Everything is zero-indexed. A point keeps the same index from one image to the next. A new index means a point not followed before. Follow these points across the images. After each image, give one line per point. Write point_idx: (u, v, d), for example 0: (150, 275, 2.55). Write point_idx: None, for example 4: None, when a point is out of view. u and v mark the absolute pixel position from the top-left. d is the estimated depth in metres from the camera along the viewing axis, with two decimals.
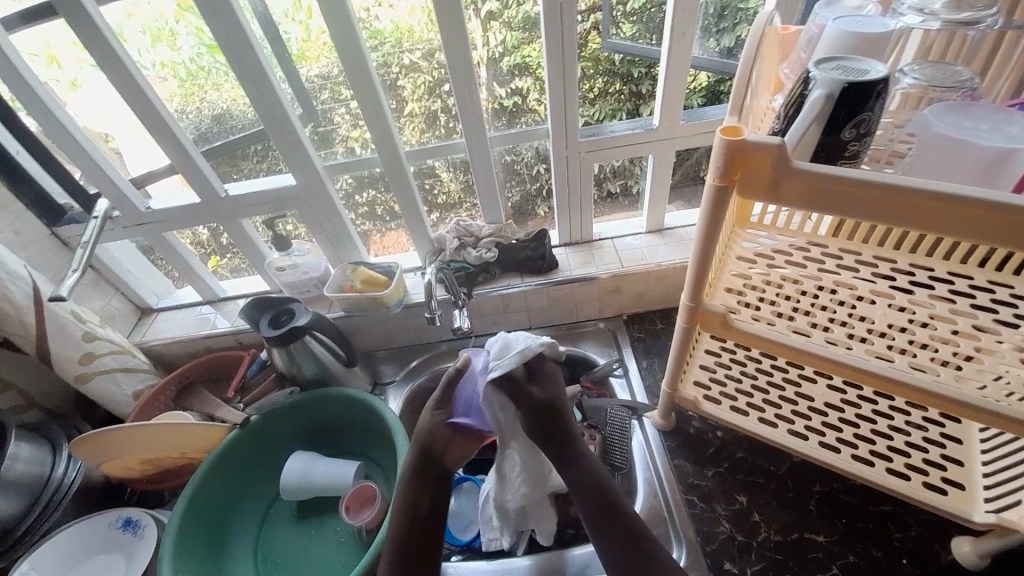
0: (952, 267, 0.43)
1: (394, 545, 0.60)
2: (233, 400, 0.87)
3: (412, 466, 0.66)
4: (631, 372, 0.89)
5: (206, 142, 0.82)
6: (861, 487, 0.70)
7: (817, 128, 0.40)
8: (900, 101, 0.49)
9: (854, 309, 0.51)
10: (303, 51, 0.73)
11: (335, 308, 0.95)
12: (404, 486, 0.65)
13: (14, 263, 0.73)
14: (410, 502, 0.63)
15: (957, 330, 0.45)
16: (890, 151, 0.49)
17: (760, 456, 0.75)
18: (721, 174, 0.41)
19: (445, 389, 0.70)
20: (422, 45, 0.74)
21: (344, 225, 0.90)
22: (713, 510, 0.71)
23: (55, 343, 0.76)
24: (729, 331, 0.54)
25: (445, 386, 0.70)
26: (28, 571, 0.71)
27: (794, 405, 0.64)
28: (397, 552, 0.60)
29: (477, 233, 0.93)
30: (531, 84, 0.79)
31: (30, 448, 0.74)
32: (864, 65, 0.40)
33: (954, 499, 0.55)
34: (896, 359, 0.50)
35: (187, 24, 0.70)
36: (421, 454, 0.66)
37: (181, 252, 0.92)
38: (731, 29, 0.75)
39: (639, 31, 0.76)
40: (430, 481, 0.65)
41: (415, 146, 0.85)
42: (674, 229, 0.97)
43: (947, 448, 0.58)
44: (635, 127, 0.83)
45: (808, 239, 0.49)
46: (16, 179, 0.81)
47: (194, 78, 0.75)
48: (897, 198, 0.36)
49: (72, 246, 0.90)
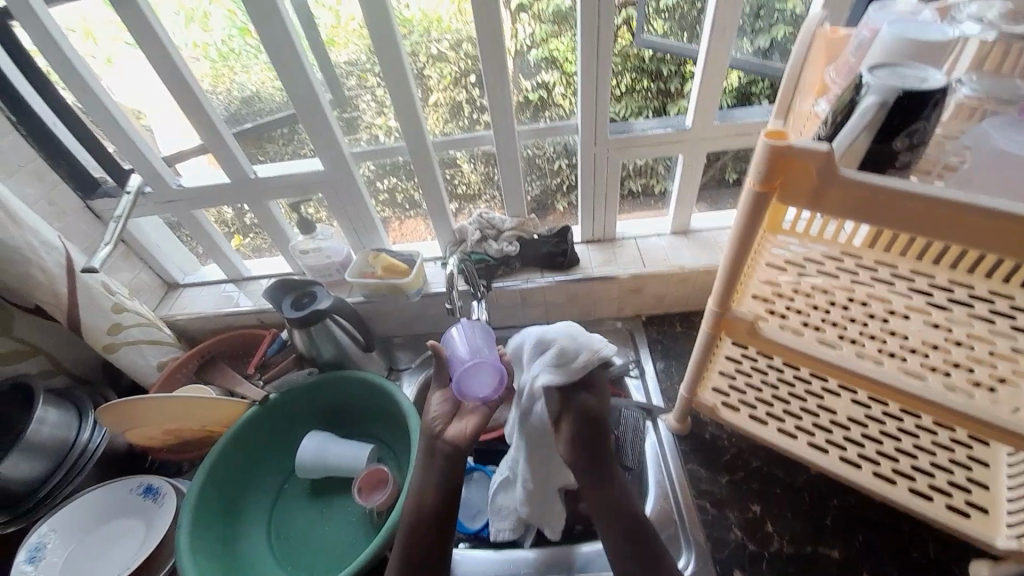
0: (992, 285, 0.42)
1: (408, 532, 0.61)
2: (254, 376, 0.89)
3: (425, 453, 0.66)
4: (647, 374, 0.89)
5: (236, 123, 0.83)
6: (880, 505, 0.69)
7: (868, 136, 0.39)
8: (954, 110, 0.48)
9: (885, 324, 0.50)
10: (332, 37, 0.74)
11: (355, 293, 0.96)
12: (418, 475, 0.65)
13: (48, 233, 0.75)
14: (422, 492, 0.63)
15: (994, 351, 0.44)
16: (942, 164, 0.46)
17: (777, 466, 0.74)
18: (761, 179, 0.40)
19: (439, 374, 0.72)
20: (450, 34, 0.73)
21: (367, 211, 0.91)
22: (725, 517, 0.70)
23: (86, 313, 0.79)
24: (757, 339, 0.54)
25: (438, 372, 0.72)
26: (48, 532, 0.74)
27: (816, 418, 0.63)
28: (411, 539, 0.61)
29: (499, 225, 0.92)
30: (558, 78, 0.78)
31: (58, 413, 0.77)
32: (923, 73, 0.39)
33: (976, 523, 0.54)
34: (927, 379, 0.48)
35: (219, 6, 0.70)
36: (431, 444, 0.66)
37: (207, 229, 0.94)
38: (767, 30, 0.73)
39: (670, 29, 0.75)
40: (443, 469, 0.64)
41: (439, 135, 0.85)
42: (699, 233, 0.95)
43: (972, 471, 0.56)
44: (665, 126, 0.81)
45: (842, 249, 0.48)
46: (53, 151, 0.83)
47: (225, 60, 0.75)
48: (948, 213, 0.35)
49: (104, 219, 0.92)
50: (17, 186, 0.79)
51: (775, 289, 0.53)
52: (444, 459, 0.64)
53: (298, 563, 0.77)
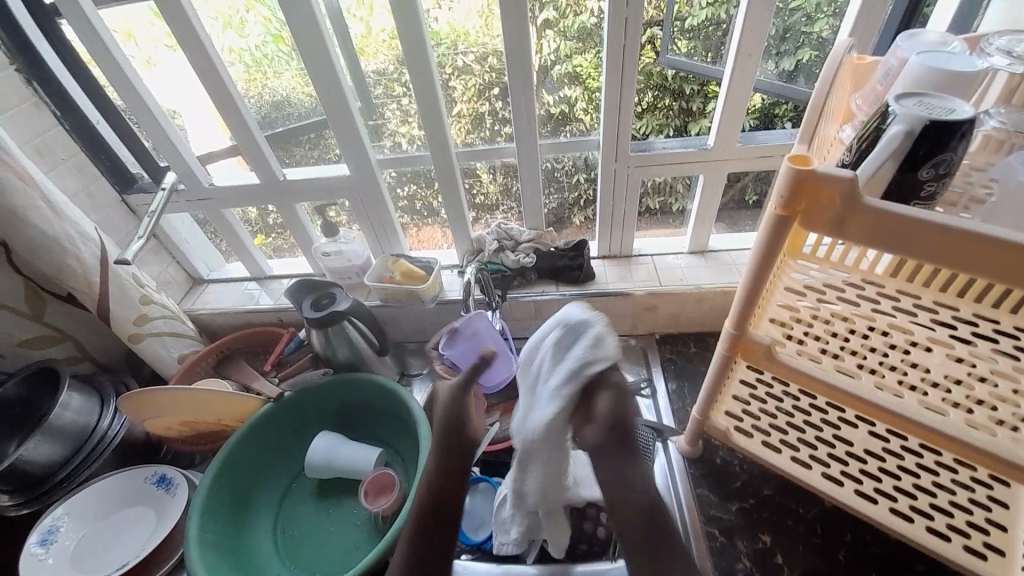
0: (1018, 322, 0.40)
1: (410, 547, 0.50)
2: (269, 374, 0.91)
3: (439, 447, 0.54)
4: (659, 394, 0.88)
5: (268, 127, 0.86)
6: (895, 542, 0.67)
7: (894, 164, 0.38)
8: (980, 143, 0.47)
9: (906, 356, 0.49)
10: (363, 46, 0.76)
11: (373, 296, 0.97)
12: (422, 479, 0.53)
13: (86, 224, 0.78)
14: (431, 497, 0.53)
15: (1018, 390, 0.43)
16: (968, 197, 0.45)
17: (790, 497, 0.73)
18: (783, 204, 0.40)
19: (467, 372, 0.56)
20: (477, 48, 0.76)
21: (390, 218, 0.93)
22: (733, 546, 0.69)
23: (115, 302, 0.81)
24: (773, 363, 0.54)
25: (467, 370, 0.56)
26: (61, 516, 0.76)
27: (830, 448, 0.62)
28: (413, 555, 0.50)
29: (516, 237, 0.93)
30: (580, 94, 0.79)
31: (82, 398, 0.79)
32: (950, 104, 0.39)
33: (994, 566, 0.52)
34: (949, 414, 0.47)
35: (256, 14, 0.73)
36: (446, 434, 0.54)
37: (233, 227, 0.97)
38: (792, 53, 0.74)
39: (694, 48, 0.76)
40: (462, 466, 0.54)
41: (462, 145, 0.86)
42: (717, 253, 0.95)
43: (992, 512, 0.55)
44: (687, 146, 0.82)
45: (863, 276, 0.46)
46: (95, 148, 0.88)
47: (259, 65, 0.79)
48: (970, 245, 0.34)
49: (138, 213, 0.96)
50: (59, 178, 0.83)
51: (794, 314, 0.53)
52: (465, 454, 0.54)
53: (301, 562, 0.77)
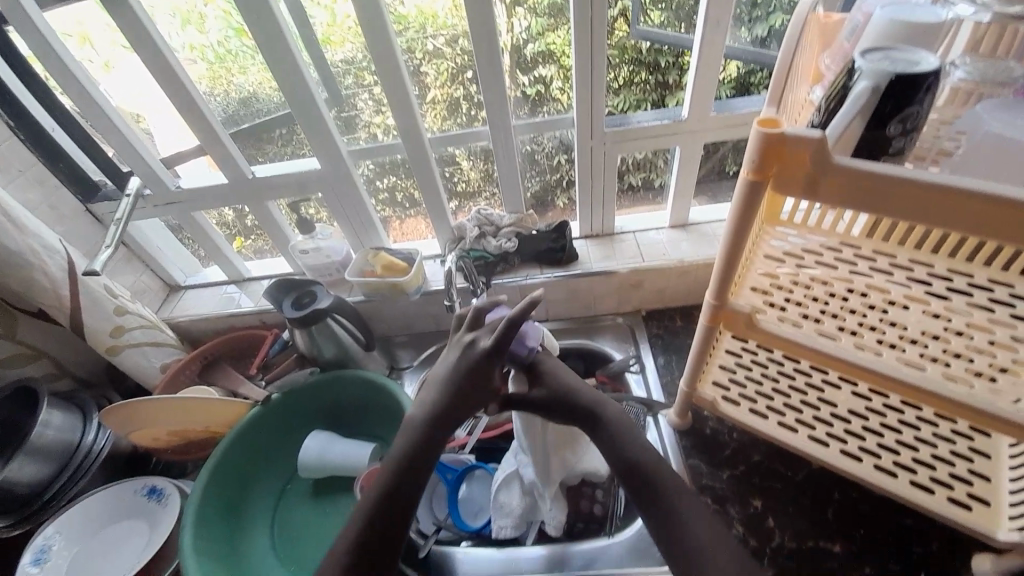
0: (992, 273, 0.42)
1: (399, 465, 0.57)
2: (255, 377, 0.89)
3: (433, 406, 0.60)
4: (648, 368, 0.89)
5: (234, 124, 0.83)
6: (881, 498, 0.69)
7: (861, 123, 0.38)
8: (948, 95, 0.47)
9: (885, 315, 0.50)
10: (328, 35, 0.74)
11: (355, 292, 0.96)
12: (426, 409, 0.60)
13: (49, 236, 0.75)
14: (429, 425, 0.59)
15: (994, 341, 0.44)
16: (936, 150, 0.46)
17: (777, 461, 0.74)
18: (755, 169, 0.40)
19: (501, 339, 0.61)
20: (446, 30, 0.73)
21: (368, 212, 0.91)
22: (726, 512, 0.70)
23: (89, 315, 0.79)
24: (754, 331, 0.53)
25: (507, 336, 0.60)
26: (53, 535, 0.75)
27: (817, 410, 0.63)
28: (401, 473, 0.56)
29: (497, 222, 0.92)
30: (555, 73, 0.78)
31: (62, 415, 0.77)
32: (914, 56, 0.38)
33: (977, 515, 0.53)
34: (926, 367, 0.48)
35: (215, 7, 0.70)
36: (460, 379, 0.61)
37: (208, 231, 0.94)
38: (764, 18, 0.73)
39: (668, 19, 0.75)
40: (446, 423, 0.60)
41: (437, 132, 0.84)
42: (698, 225, 0.95)
43: (974, 463, 0.56)
44: (662, 118, 0.81)
45: (841, 239, 0.48)
46: (52, 157, 0.84)
47: (222, 61, 0.76)
48: (941, 198, 0.34)
49: (105, 223, 0.93)
50: (18, 191, 0.80)
51: (775, 282, 0.53)
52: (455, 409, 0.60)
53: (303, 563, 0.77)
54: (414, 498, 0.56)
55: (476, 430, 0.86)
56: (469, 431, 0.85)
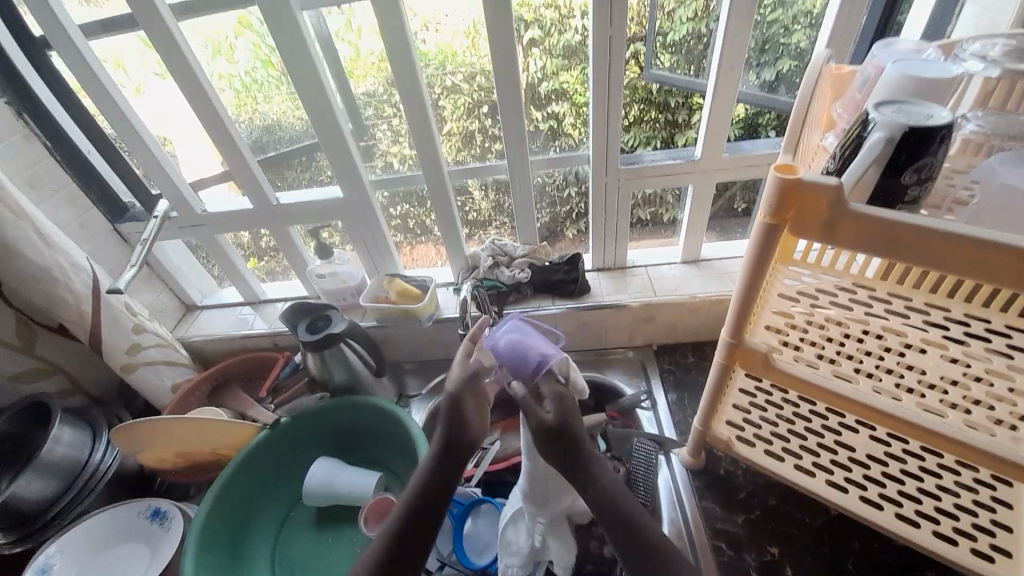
0: (1009, 319, 0.41)
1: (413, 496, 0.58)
2: (264, 401, 0.89)
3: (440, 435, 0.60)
4: (660, 407, 0.87)
5: (261, 151, 0.86)
6: (904, 548, 0.66)
7: (876, 171, 0.39)
8: (960, 146, 0.49)
9: (902, 358, 0.49)
10: (352, 69, 0.77)
11: (368, 316, 0.97)
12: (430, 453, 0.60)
13: (77, 254, 0.78)
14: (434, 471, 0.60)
15: (1014, 388, 0.44)
16: (951, 199, 0.46)
17: (794, 506, 0.72)
18: (772, 212, 0.41)
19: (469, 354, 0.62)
20: (464, 67, 0.77)
21: (384, 239, 0.93)
22: (741, 559, 0.68)
23: (109, 334, 0.81)
24: (772, 371, 0.54)
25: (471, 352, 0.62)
26: (54, 553, 0.74)
27: (833, 454, 0.61)
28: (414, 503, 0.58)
29: (511, 252, 0.94)
30: (567, 109, 0.81)
31: (73, 431, 0.77)
32: (928, 109, 0.40)
33: (1002, 568, 0.52)
34: (948, 415, 0.48)
35: (245, 40, 0.75)
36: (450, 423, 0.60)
37: (228, 253, 0.97)
38: (772, 64, 0.76)
39: (677, 62, 0.78)
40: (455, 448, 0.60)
41: (454, 164, 0.87)
42: (709, 261, 0.96)
43: (998, 513, 0.54)
44: (676, 158, 0.83)
45: (854, 281, 0.46)
46: (87, 177, 0.88)
47: (249, 90, 0.80)
48: (961, 246, 0.35)
49: (131, 242, 0.96)
50: (51, 209, 0.83)
51: (788, 322, 0.53)
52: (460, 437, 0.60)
53: None
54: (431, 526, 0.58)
55: (483, 463, 0.85)
56: (476, 463, 0.84)
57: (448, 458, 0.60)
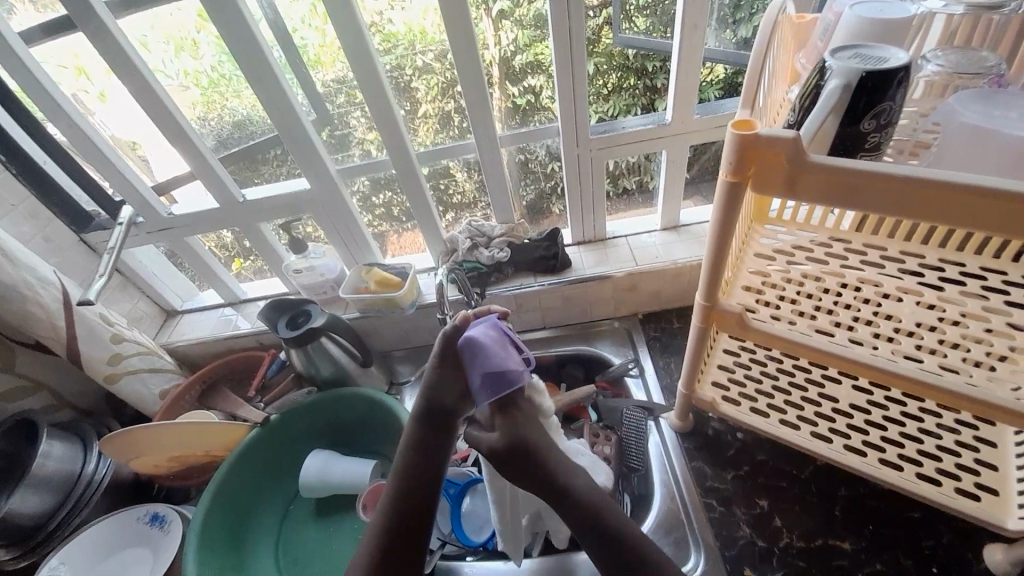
0: (984, 262, 0.41)
1: (401, 483, 0.59)
2: (254, 399, 0.88)
3: (421, 425, 0.61)
4: (647, 372, 0.88)
5: (225, 148, 0.84)
6: (888, 491, 0.68)
7: (835, 119, 0.38)
8: (925, 88, 0.47)
9: (878, 308, 0.49)
10: (319, 56, 0.74)
11: (351, 309, 0.96)
12: (411, 445, 0.61)
13: (45, 269, 0.76)
14: (418, 463, 0.60)
15: (991, 329, 0.43)
16: (915, 142, 0.47)
17: (782, 460, 0.73)
18: (733, 171, 0.40)
19: (444, 348, 0.61)
20: (434, 46, 0.74)
21: (360, 228, 0.91)
22: (732, 514, 0.69)
23: (85, 345, 0.79)
24: (748, 331, 0.53)
25: (444, 347, 0.61)
26: (58, 566, 0.74)
27: (817, 406, 0.62)
28: (403, 489, 0.58)
29: (488, 233, 0.93)
30: (543, 82, 0.78)
31: (63, 446, 0.77)
32: (884, 52, 0.39)
33: (986, 505, 0.52)
34: (923, 359, 0.48)
35: (207, 33, 0.71)
36: (427, 407, 0.61)
37: (202, 255, 0.95)
38: (748, 19, 0.73)
39: (652, 24, 0.74)
40: (437, 433, 0.61)
41: (429, 146, 0.85)
42: (689, 226, 0.95)
43: (981, 452, 0.55)
44: (648, 123, 0.81)
45: (831, 234, 0.48)
46: (45, 190, 0.85)
47: (216, 86, 0.76)
48: (923, 192, 0.34)
49: (100, 251, 0.94)
50: (11, 225, 0.81)
51: (765, 280, 0.53)
52: (439, 425, 0.61)
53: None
54: (422, 513, 0.58)
55: None
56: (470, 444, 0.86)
57: (428, 441, 0.61)
